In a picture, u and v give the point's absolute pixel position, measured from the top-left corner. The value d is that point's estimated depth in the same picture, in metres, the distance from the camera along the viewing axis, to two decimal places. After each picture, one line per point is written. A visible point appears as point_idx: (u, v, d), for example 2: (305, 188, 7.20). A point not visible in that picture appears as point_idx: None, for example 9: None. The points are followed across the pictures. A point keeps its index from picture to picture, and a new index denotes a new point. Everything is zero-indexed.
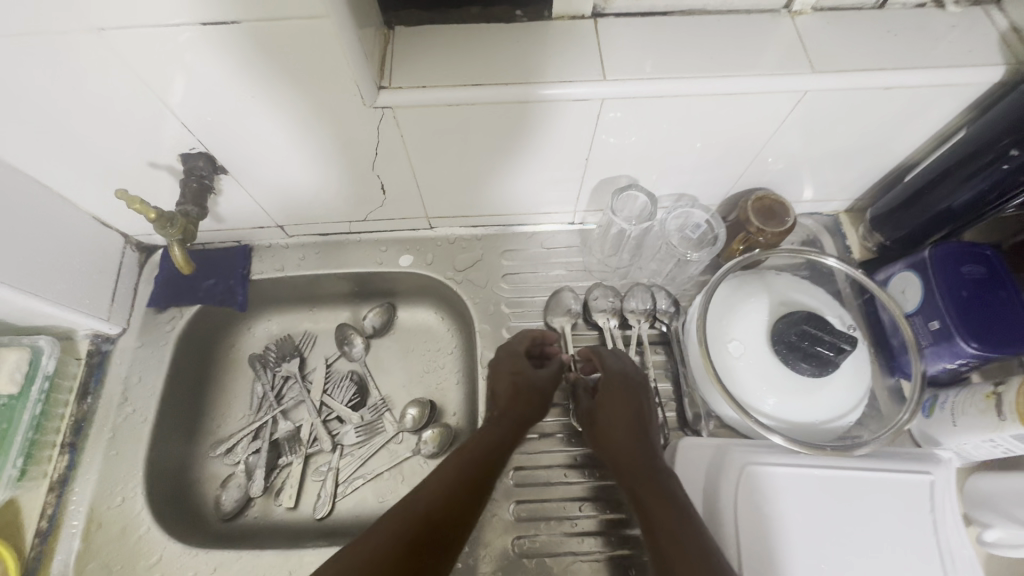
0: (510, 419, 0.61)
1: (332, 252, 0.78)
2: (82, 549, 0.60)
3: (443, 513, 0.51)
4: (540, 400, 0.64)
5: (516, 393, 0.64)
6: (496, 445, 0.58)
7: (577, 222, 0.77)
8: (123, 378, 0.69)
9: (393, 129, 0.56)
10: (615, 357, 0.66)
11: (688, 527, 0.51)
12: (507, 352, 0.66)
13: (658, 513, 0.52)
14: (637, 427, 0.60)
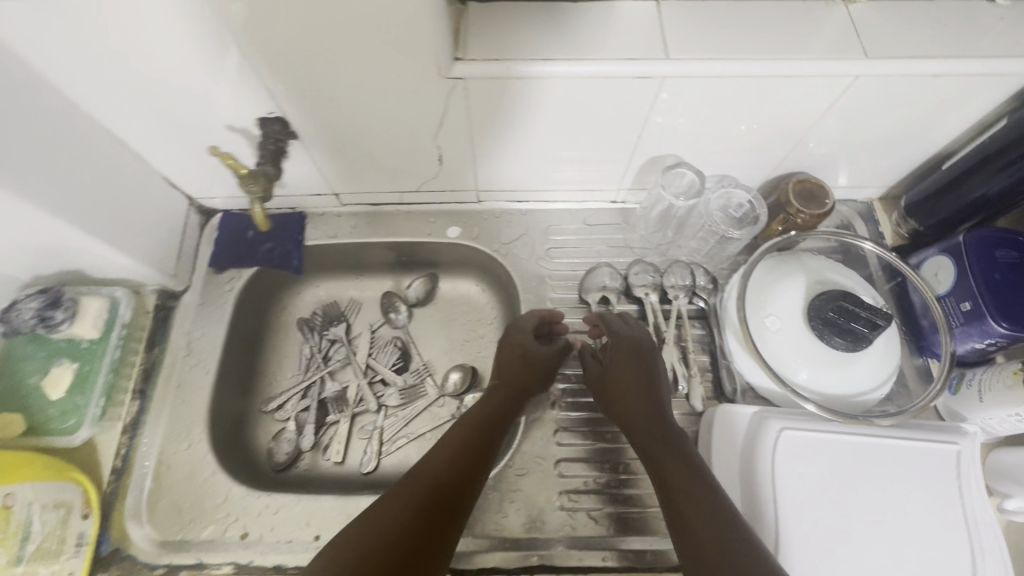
0: (512, 390, 0.66)
1: (383, 222, 0.81)
2: (154, 487, 0.64)
3: (454, 480, 0.56)
4: (541, 372, 0.69)
5: (524, 364, 0.68)
6: (494, 416, 0.63)
7: (620, 200, 0.80)
8: (188, 332, 0.72)
9: (461, 100, 0.59)
10: (622, 323, 0.69)
11: (700, 484, 0.54)
12: (514, 327, 0.71)
13: (669, 472, 0.56)
14: (648, 391, 0.63)
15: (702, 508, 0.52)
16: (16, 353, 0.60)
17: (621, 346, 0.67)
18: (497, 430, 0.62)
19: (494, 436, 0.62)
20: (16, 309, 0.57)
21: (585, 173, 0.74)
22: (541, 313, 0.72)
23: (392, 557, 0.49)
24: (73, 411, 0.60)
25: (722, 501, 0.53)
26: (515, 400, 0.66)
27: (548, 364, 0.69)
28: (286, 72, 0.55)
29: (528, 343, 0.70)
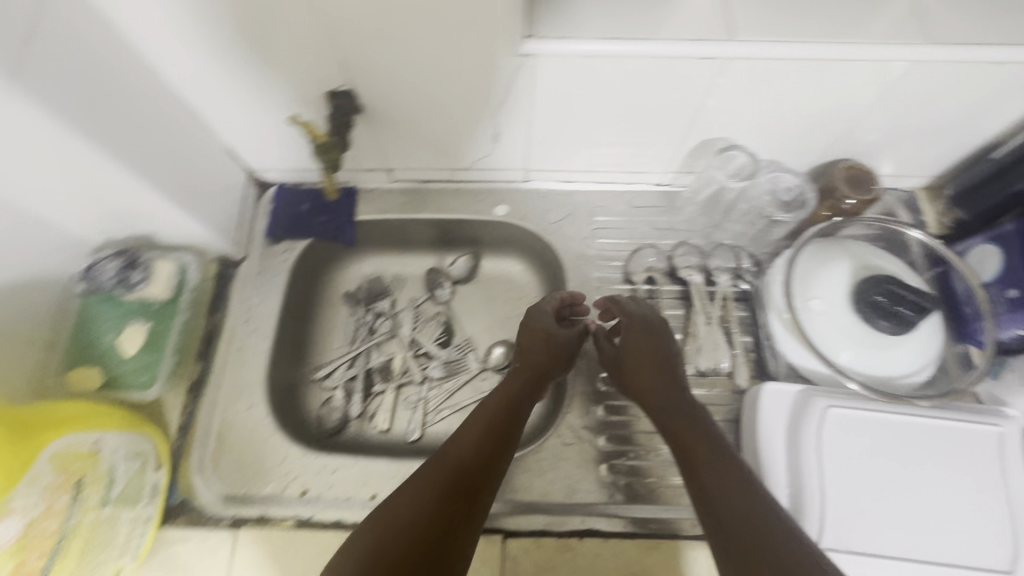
0: (528, 376, 0.67)
1: (432, 199, 0.83)
2: (218, 445, 0.67)
3: (478, 465, 0.56)
4: (555, 358, 0.69)
5: (540, 349, 0.69)
6: (514, 401, 0.64)
7: (665, 183, 0.81)
8: (246, 300, 0.75)
9: (526, 77, 0.60)
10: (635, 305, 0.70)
11: (723, 463, 0.55)
12: (532, 316, 0.71)
13: (693, 454, 0.56)
14: (666, 375, 0.64)
15: (727, 486, 0.52)
16: (91, 312, 0.63)
17: (634, 326, 0.68)
18: (517, 413, 0.63)
19: (514, 419, 0.63)
20: (97, 266, 0.60)
21: (634, 154, 0.76)
22: (561, 297, 0.73)
23: (424, 540, 0.49)
24: (147, 368, 0.63)
25: (745, 476, 0.54)
26: (534, 385, 0.67)
27: (562, 351, 0.70)
28: (361, 48, 0.57)
29: (547, 328, 0.70)
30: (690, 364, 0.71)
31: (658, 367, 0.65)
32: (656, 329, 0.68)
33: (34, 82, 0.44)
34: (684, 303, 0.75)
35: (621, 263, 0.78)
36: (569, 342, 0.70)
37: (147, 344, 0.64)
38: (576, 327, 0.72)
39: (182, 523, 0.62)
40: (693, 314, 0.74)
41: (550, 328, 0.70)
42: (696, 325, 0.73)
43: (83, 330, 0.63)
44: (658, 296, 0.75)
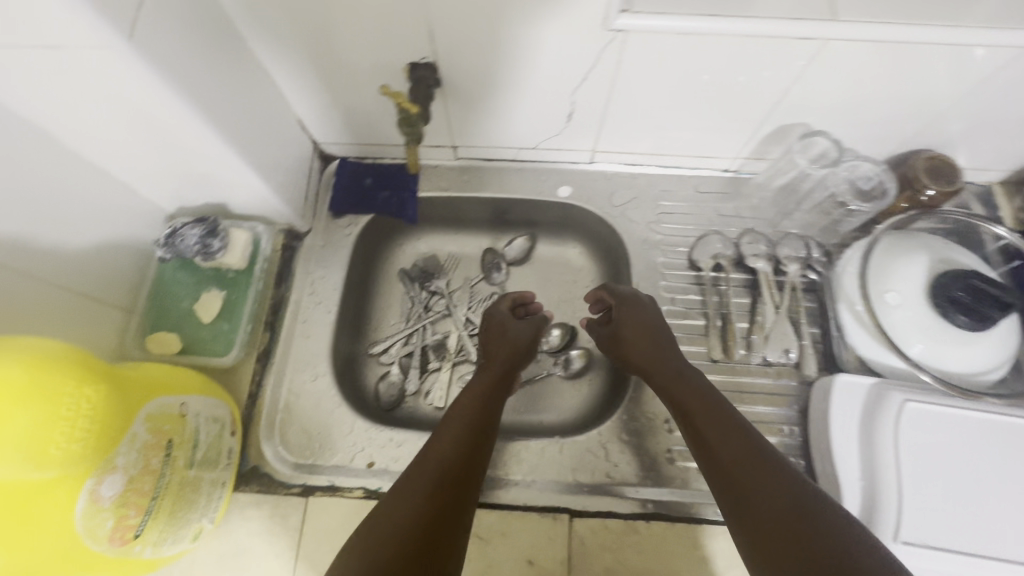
0: (494, 376, 0.69)
1: (495, 178, 0.82)
2: (286, 414, 0.68)
3: (458, 461, 0.57)
4: (514, 357, 0.73)
5: (501, 350, 0.73)
6: (486, 399, 0.65)
7: (733, 169, 0.79)
8: (311, 272, 0.75)
9: (614, 54, 0.59)
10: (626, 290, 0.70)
11: (741, 443, 0.53)
12: (491, 317, 0.76)
13: (708, 437, 0.54)
14: (665, 361, 0.63)
15: (749, 467, 0.50)
16: (169, 279, 0.64)
17: (628, 314, 0.66)
18: (490, 410, 0.65)
19: (489, 415, 0.64)
20: (179, 233, 0.60)
21: (704, 138, 0.74)
22: (513, 296, 0.79)
23: (419, 537, 0.49)
24: (222, 335, 0.64)
25: (765, 452, 0.52)
26: (500, 385, 0.69)
27: (517, 353, 0.73)
28: (450, 17, 0.56)
29: (505, 327, 0.75)
30: (756, 353, 0.70)
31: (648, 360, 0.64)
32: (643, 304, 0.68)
33: (144, 42, 0.44)
34: (751, 292, 0.74)
35: (686, 249, 0.77)
36: (525, 342, 0.74)
37: (222, 312, 0.64)
38: (533, 323, 0.77)
39: (254, 489, 0.63)
40: (760, 303, 0.73)
41: (509, 324, 0.75)
42: (763, 314, 0.72)
43: (161, 295, 0.64)
44: (726, 283, 0.74)
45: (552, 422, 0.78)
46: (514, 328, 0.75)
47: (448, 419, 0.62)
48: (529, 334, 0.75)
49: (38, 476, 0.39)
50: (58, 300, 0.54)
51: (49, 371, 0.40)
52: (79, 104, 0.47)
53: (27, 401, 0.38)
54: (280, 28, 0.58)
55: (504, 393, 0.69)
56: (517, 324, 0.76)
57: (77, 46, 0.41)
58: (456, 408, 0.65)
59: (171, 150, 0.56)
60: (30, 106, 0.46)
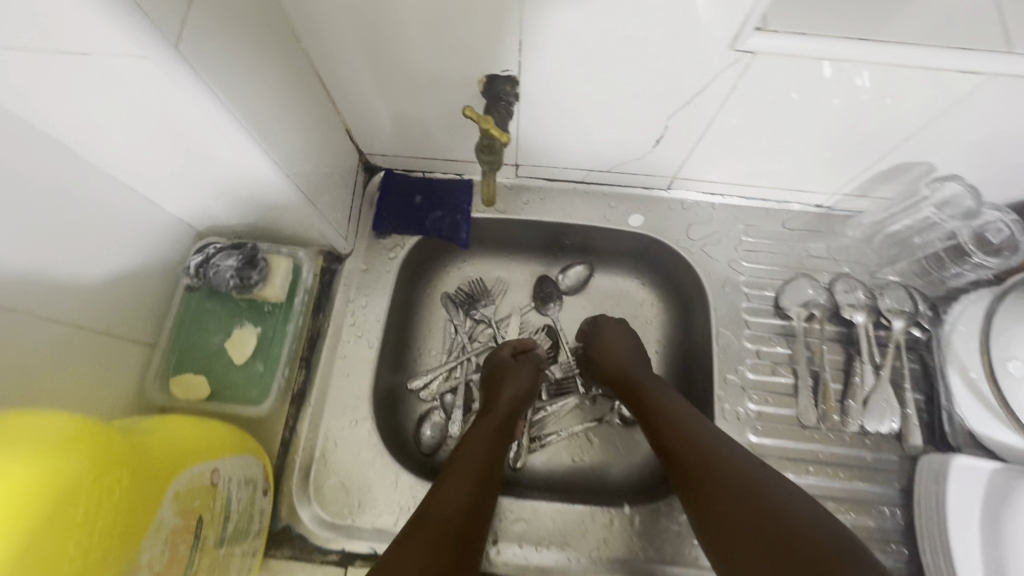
0: (497, 423, 0.64)
1: (557, 200, 0.74)
2: (322, 465, 0.60)
3: (466, 515, 0.54)
4: (516, 404, 0.67)
5: (504, 394, 0.67)
6: (492, 444, 0.62)
7: (826, 205, 0.70)
8: (351, 301, 0.68)
9: (733, 78, 0.50)
10: (621, 335, 0.70)
11: (704, 444, 0.53)
12: (493, 361, 0.71)
13: (679, 452, 0.54)
14: (633, 379, 0.65)
15: (719, 476, 0.50)
16: (198, 311, 0.57)
17: (607, 340, 0.69)
18: (495, 456, 0.61)
19: (493, 460, 0.61)
20: (213, 263, 0.53)
21: (804, 170, 0.65)
22: (513, 342, 0.74)
23: None
24: (257, 379, 0.56)
25: (730, 452, 0.52)
26: (502, 433, 0.65)
27: (518, 399, 0.68)
28: (547, 26, 0.47)
29: (506, 371, 0.70)
30: (853, 421, 0.62)
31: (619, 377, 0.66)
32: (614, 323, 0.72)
33: (192, 49, 0.36)
34: (846, 347, 0.66)
35: (773, 293, 0.69)
36: (524, 389, 0.68)
37: (257, 352, 0.57)
38: (532, 367, 0.71)
39: (287, 555, 0.56)
40: (857, 362, 0.64)
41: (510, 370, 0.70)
42: (861, 376, 0.63)
43: (189, 329, 0.56)
44: (817, 337, 0.66)
45: (609, 477, 0.72)
46: (512, 375, 0.69)
47: (449, 467, 0.58)
48: (529, 380, 0.69)
49: None
50: (79, 341, 0.46)
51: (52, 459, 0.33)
52: (105, 116, 0.39)
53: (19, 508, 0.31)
54: (339, 26, 0.49)
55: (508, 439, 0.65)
56: (517, 368, 0.71)
57: (109, 54, 0.32)
58: (461, 451, 0.61)
59: (207, 169, 0.48)
60: (52, 116, 0.38)
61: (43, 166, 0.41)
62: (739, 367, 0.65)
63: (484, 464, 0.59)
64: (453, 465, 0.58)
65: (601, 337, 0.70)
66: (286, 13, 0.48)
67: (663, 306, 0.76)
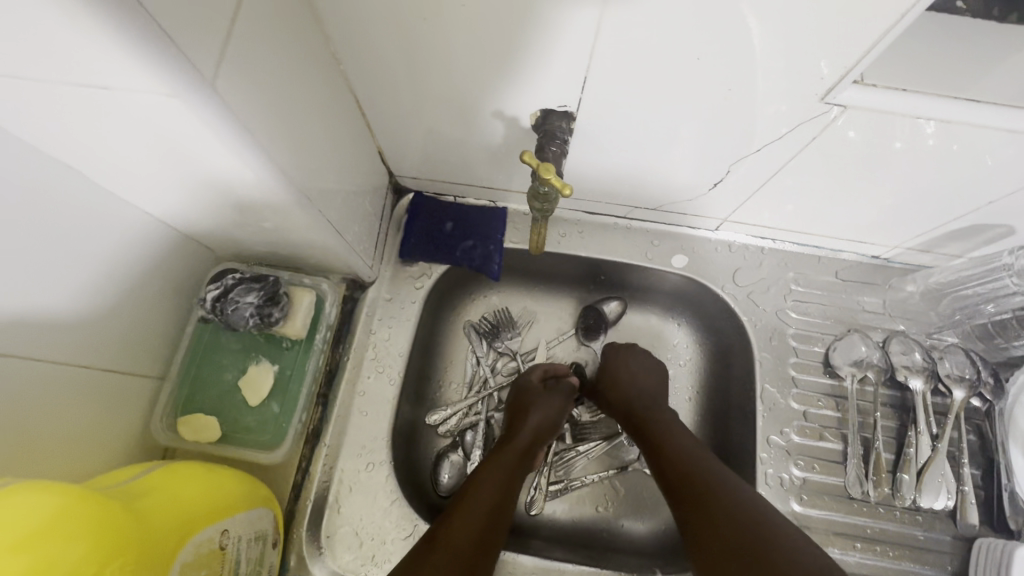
0: (516, 455, 0.60)
1: (596, 234, 0.69)
2: (336, 511, 0.57)
3: (479, 541, 0.52)
4: (537, 436, 0.63)
5: (528, 422, 0.63)
6: (511, 471, 0.59)
7: (884, 257, 0.66)
8: (373, 333, 0.63)
9: (818, 128, 0.47)
10: (652, 371, 0.67)
11: (705, 470, 0.54)
12: (519, 386, 0.67)
13: (679, 478, 0.55)
14: (638, 411, 0.63)
15: (715, 501, 0.51)
16: (211, 346, 0.53)
17: (635, 375, 0.66)
18: (510, 487, 0.58)
19: (508, 490, 0.57)
20: (232, 299, 0.49)
21: (867, 222, 0.60)
22: (543, 366, 0.69)
23: None
24: (273, 422, 0.52)
25: (726, 478, 0.53)
26: (522, 463, 0.61)
27: (542, 428, 0.64)
28: (618, 60, 0.42)
29: (531, 398, 0.65)
30: (906, 496, 0.58)
31: (626, 410, 0.64)
32: (626, 350, 0.69)
33: (232, 79, 0.31)
34: (900, 415, 0.62)
35: (823, 349, 0.65)
36: (549, 420, 0.64)
37: (273, 392, 0.53)
38: (562, 395, 0.67)
39: None
40: (910, 431, 0.61)
41: (540, 396, 0.65)
42: (915, 447, 0.59)
43: (200, 363, 0.53)
44: (868, 399, 0.63)
45: (633, 532, 0.68)
46: (540, 403, 0.65)
47: (461, 497, 0.55)
48: (558, 409, 0.65)
49: None
50: (80, 382, 0.43)
51: (29, 554, 0.28)
52: (128, 145, 0.35)
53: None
54: (384, 49, 0.45)
55: (525, 470, 0.61)
56: (545, 396, 0.66)
57: (138, 87, 0.28)
58: (479, 471, 0.58)
59: (233, 205, 0.44)
60: (66, 141, 0.34)
61: (45, 191, 0.37)
62: (785, 429, 0.61)
63: (499, 494, 0.56)
64: (466, 494, 0.55)
65: (631, 373, 0.66)
66: (327, 33, 0.43)
67: (701, 352, 0.72)
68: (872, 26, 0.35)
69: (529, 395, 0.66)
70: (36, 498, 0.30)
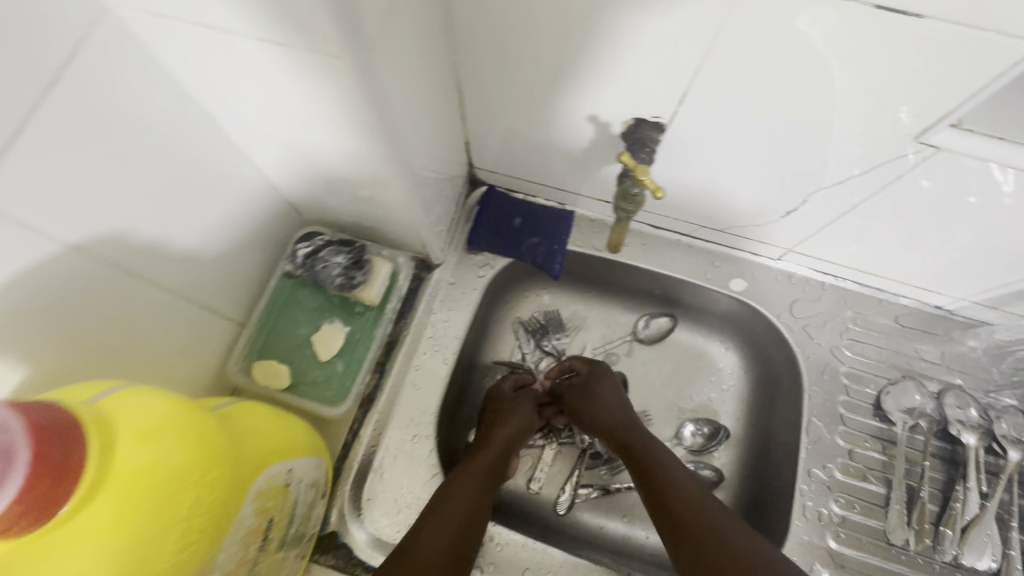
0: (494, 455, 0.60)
1: (657, 248, 0.71)
2: (379, 476, 0.58)
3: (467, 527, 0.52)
4: (512, 440, 0.63)
5: (501, 428, 0.63)
6: (491, 471, 0.59)
7: (947, 308, 0.65)
8: (433, 313, 0.66)
9: (903, 168, 0.47)
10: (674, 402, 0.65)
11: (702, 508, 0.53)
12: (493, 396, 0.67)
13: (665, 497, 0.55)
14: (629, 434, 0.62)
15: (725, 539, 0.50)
16: (290, 299, 0.57)
17: None
18: (489, 491, 0.57)
19: (484, 497, 0.56)
20: (322, 258, 0.52)
21: (938, 272, 0.60)
22: (514, 376, 0.70)
23: None
24: (337, 380, 0.55)
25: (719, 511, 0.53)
26: (498, 467, 0.60)
27: (513, 437, 0.63)
28: (719, 79, 0.44)
29: (502, 405, 0.66)
30: (947, 549, 0.57)
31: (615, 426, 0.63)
32: (602, 374, 0.67)
33: (379, 54, 0.34)
34: (948, 468, 0.61)
35: (875, 391, 0.64)
36: (522, 425, 0.65)
37: (341, 351, 0.56)
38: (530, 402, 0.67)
39: (331, 563, 0.55)
40: (958, 486, 0.59)
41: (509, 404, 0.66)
42: (962, 502, 0.58)
43: (277, 316, 0.56)
44: (917, 449, 0.62)
45: (658, 546, 0.68)
46: (510, 410, 0.65)
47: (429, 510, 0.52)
48: (530, 414, 0.66)
49: None
50: (181, 313, 0.46)
51: (155, 449, 0.30)
52: (268, 99, 0.39)
53: (99, 523, 0.28)
54: (497, 44, 0.47)
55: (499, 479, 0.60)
56: (516, 403, 0.66)
57: (309, 48, 0.32)
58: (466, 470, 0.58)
59: (339, 172, 0.47)
60: (221, 88, 0.39)
61: (186, 129, 0.41)
62: (829, 464, 0.61)
63: (476, 500, 0.55)
64: (441, 504, 0.53)
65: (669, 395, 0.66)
66: (449, 25, 0.46)
67: (745, 378, 0.73)
68: (984, 73, 0.36)
69: (496, 402, 0.66)
70: (152, 398, 0.32)
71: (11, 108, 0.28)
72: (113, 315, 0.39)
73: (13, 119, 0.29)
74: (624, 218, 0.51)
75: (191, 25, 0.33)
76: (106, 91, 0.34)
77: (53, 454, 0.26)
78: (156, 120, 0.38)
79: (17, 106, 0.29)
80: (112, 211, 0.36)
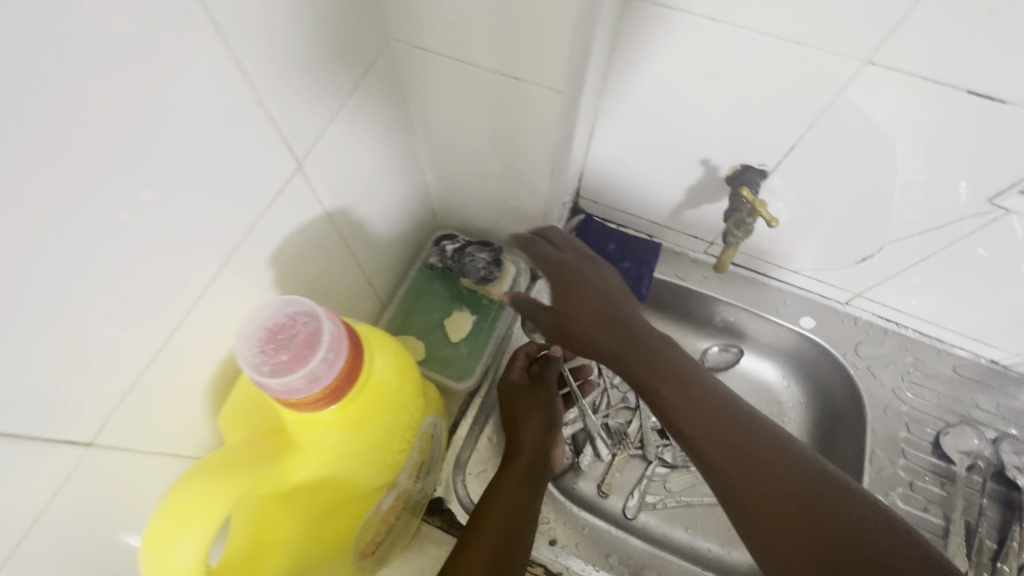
0: (526, 458, 0.57)
1: (735, 283, 0.79)
2: (482, 453, 0.63)
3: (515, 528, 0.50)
4: (539, 438, 0.59)
5: (525, 429, 0.59)
6: (530, 473, 0.56)
7: (1002, 362, 0.71)
8: None
9: (976, 226, 0.55)
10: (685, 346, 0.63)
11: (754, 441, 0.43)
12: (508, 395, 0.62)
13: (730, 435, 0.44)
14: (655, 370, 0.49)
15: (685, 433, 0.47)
16: (427, 289, 0.67)
17: None
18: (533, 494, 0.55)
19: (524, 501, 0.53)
20: (468, 253, 0.62)
21: (999, 326, 0.66)
22: (521, 361, 0.65)
23: None
24: (460, 360, 0.64)
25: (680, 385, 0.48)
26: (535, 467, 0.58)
27: (541, 432, 0.60)
28: (824, 136, 0.53)
29: (516, 404, 0.61)
30: None
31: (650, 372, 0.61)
32: (588, 280, 0.54)
33: (575, 89, 0.44)
34: (1005, 510, 0.65)
35: (933, 431, 0.70)
36: (545, 420, 0.60)
37: (467, 337, 0.65)
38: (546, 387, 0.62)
39: (436, 525, 0.58)
40: (1014, 526, 0.63)
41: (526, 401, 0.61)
42: (1019, 541, 0.62)
43: (414, 301, 0.66)
44: (974, 489, 0.66)
45: (719, 558, 0.72)
46: (527, 408, 0.61)
47: (497, 485, 0.54)
48: (546, 405, 0.61)
49: (371, 480, 0.39)
50: (356, 284, 0.56)
51: (388, 371, 0.38)
52: (471, 119, 0.49)
53: (350, 426, 0.36)
54: (637, 91, 0.58)
55: (540, 479, 0.57)
56: (529, 394, 0.62)
57: (533, 81, 0.42)
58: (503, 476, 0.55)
59: (496, 183, 0.58)
60: (434, 107, 0.50)
61: (397, 135, 0.52)
62: (890, 492, 0.67)
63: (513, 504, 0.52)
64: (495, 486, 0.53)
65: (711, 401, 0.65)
66: (603, 75, 0.57)
67: (809, 411, 0.79)
68: None
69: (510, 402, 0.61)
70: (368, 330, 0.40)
71: (327, 105, 0.39)
72: (325, 273, 0.49)
73: (326, 113, 0.39)
74: (733, 243, 0.62)
75: (443, 58, 0.44)
76: (371, 100, 0.45)
77: (355, 363, 0.35)
78: (386, 127, 0.49)
79: (330, 104, 0.39)
80: (348, 189, 0.47)
